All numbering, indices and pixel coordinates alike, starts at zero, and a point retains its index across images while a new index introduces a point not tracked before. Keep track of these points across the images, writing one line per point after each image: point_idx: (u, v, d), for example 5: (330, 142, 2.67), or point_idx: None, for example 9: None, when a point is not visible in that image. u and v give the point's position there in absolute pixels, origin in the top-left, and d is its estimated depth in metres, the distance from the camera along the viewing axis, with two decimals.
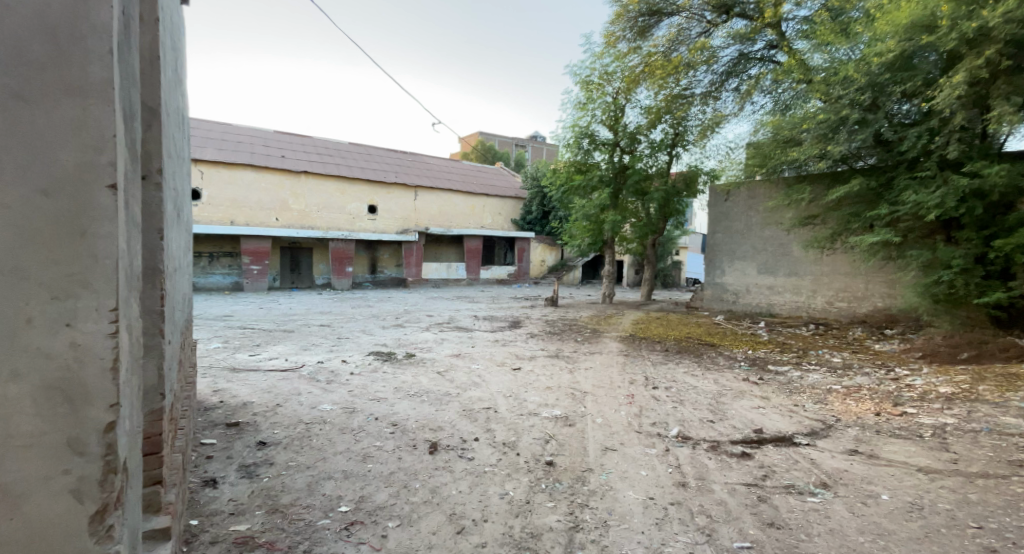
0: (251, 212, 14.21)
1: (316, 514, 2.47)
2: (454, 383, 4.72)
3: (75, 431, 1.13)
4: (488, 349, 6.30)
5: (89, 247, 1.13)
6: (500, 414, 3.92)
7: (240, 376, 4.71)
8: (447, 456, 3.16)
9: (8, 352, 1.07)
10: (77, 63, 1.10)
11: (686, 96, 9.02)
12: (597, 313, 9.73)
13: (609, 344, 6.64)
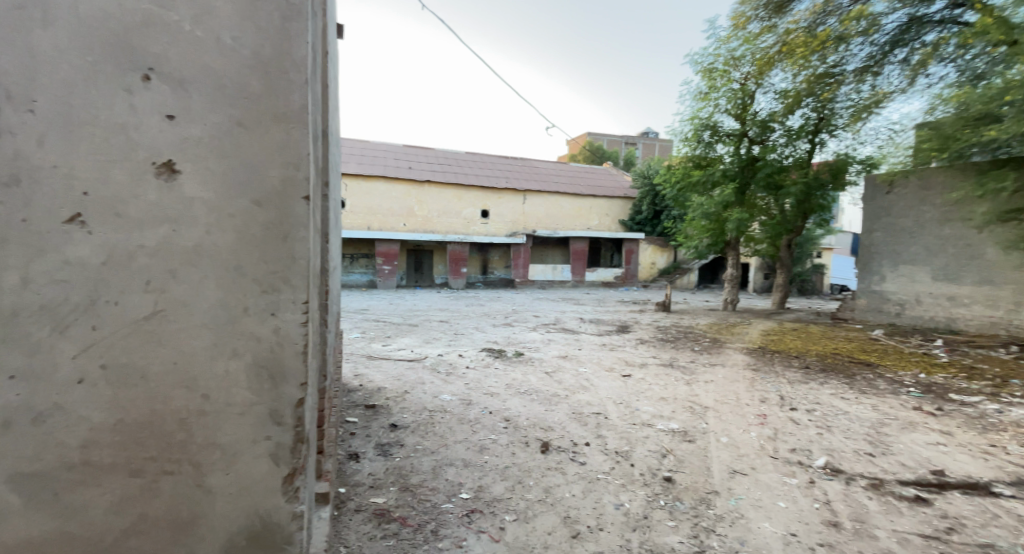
0: (384, 219, 15.71)
1: (441, 497, 2.63)
2: (563, 384, 4.70)
3: (274, 404, 1.34)
4: (597, 352, 6.14)
5: (290, 249, 1.33)
6: (611, 421, 3.79)
7: (375, 363, 5.24)
8: (560, 457, 3.15)
9: (230, 335, 1.30)
10: (284, 95, 1.30)
11: (835, 74, 7.53)
12: (721, 321, 9.00)
13: (734, 355, 6.08)
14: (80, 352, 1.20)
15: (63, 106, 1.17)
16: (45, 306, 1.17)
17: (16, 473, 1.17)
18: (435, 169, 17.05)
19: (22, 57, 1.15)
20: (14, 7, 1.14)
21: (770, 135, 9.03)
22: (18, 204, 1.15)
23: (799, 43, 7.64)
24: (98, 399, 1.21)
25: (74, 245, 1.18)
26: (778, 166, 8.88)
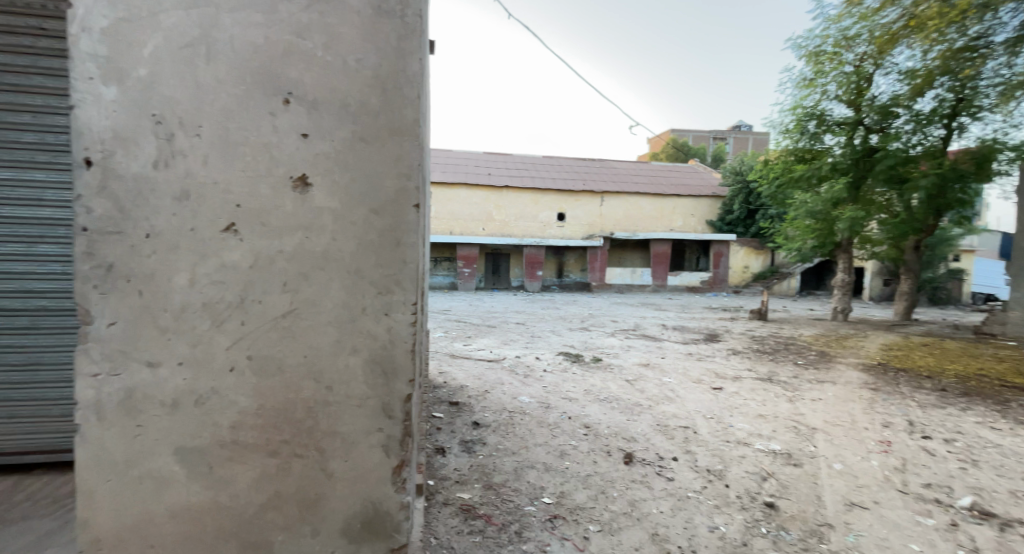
0: (464, 224, 16.20)
1: (524, 499, 2.64)
2: (645, 393, 4.45)
3: (386, 398, 1.44)
4: (682, 362, 5.76)
5: (402, 254, 1.42)
6: (701, 436, 3.51)
7: (457, 362, 5.39)
8: (644, 471, 2.99)
9: (350, 332, 1.41)
10: (399, 109, 1.39)
11: (978, 48, 6.37)
12: (829, 333, 8.11)
13: (846, 373, 5.44)
14: (231, 344, 1.37)
15: (220, 129, 1.33)
16: (206, 304, 1.35)
17: (181, 448, 1.36)
18: (514, 175, 17.20)
19: (189, 89, 1.31)
20: (181, 45, 1.30)
21: (893, 122, 7.95)
22: (186, 216, 1.33)
23: (926, 19, 6.53)
24: (244, 387, 1.37)
25: (228, 251, 1.35)
26: (903, 156, 7.74)
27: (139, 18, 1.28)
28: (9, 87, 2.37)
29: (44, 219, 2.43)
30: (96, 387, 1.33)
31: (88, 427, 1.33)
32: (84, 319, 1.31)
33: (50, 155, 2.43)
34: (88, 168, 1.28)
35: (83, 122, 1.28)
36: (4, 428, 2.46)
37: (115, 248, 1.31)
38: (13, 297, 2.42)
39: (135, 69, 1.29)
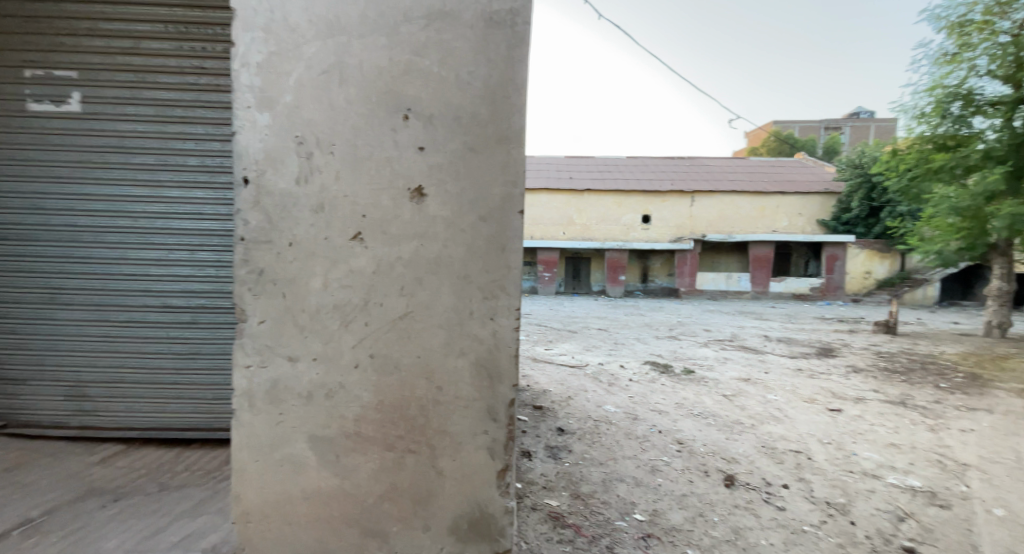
0: (544, 229, 14.92)
1: (614, 512, 2.53)
2: (747, 411, 3.95)
3: (492, 401, 1.48)
4: (792, 379, 5.02)
5: (508, 260, 1.45)
6: (817, 464, 3.13)
7: (539, 364, 5.10)
8: (749, 496, 2.74)
9: (459, 336, 1.47)
10: (507, 117, 1.43)
11: None
12: (981, 351, 6.91)
13: (1004, 401, 4.59)
14: (356, 343, 1.48)
15: (350, 146, 1.46)
16: (336, 306, 1.48)
17: (314, 436, 1.50)
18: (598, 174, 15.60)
19: (325, 112, 1.45)
20: (319, 72, 1.45)
21: None
22: (321, 226, 1.47)
23: None
24: (366, 383, 1.48)
25: (354, 258, 1.47)
26: None
27: (287, 51, 1.45)
28: (176, 119, 2.80)
29: (201, 230, 2.84)
30: (248, 377, 1.51)
31: (241, 413, 1.51)
32: (240, 318, 1.50)
33: (206, 175, 2.83)
34: (245, 185, 1.47)
35: (242, 146, 1.46)
36: (169, 407, 2.90)
37: (265, 255, 1.48)
38: (178, 297, 2.85)
39: (282, 97, 1.46)
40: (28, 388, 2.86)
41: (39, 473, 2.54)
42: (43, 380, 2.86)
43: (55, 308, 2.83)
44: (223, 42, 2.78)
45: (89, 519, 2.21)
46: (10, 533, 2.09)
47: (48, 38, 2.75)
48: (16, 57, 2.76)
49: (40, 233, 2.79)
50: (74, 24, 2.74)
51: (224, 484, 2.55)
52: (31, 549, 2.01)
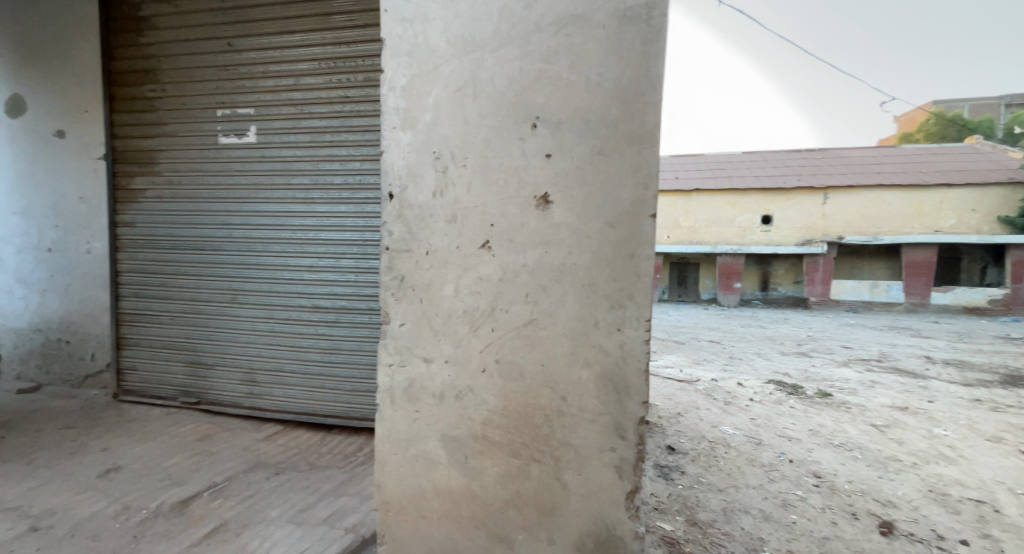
0: None
1: (738, 546, 2.26)
2: (907, 448, 3.34)
3: (620, 417, 1.42)
4: (965, 412, 4.16)
5: (637, 267, 1.39)
6: (1007, 518, 2.56)
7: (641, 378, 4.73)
8: (915, 547, 2.30)
9: (583, 345, 1.44)
10: (638, 117, 1.38)
11: None
12: None
13: None
14: (484, 348, 1.52)
15: (481, 157, 1.50)
16: (466, 311, 1.54)
17: (445, 435, 1.57)
18: (731, 167, 13.08)
19: (460, 126, 1.52)
20: (455, 89, 1.52)
21: None
22: (454, 235, 1.54)
23: None
24: (494, 388, 1.51)
25: (484, 265, 1.51)
26: None
27: (427, 72, 1.55)
28: (325, 143, 3.15)
29: (343, 240, 3.16)
30: (389, 375, 1.63)
31: (384, 407, 1.64)
32: (384, 320, 1.62)
33: (349, 191, 3.14)
34: (390, 199, 1.59)
35: (388, 163, 1.59)
36: (315, 396, 3.26)
37: (405, 263, 1.59)
38: (325, 299, 3.21)
39: (422, 115, 1.56)
40: (213, 373, 3.42)
41: (221, 445, 3.01)
42: (224, 367, 3.40)
43: (233, 307, 3.35)
44: (363, 72, 3.06)
45: (257, 489, 2.55)
46: (202, 494, 2.50)
47: (233, 83, 3.27)
48: (209, 100, 3.31)
49: (223, 244, 3.34)
50: (251, 69, 3.23)
51: (360, 469, 2.79)
52: (218, 509, 2.38)
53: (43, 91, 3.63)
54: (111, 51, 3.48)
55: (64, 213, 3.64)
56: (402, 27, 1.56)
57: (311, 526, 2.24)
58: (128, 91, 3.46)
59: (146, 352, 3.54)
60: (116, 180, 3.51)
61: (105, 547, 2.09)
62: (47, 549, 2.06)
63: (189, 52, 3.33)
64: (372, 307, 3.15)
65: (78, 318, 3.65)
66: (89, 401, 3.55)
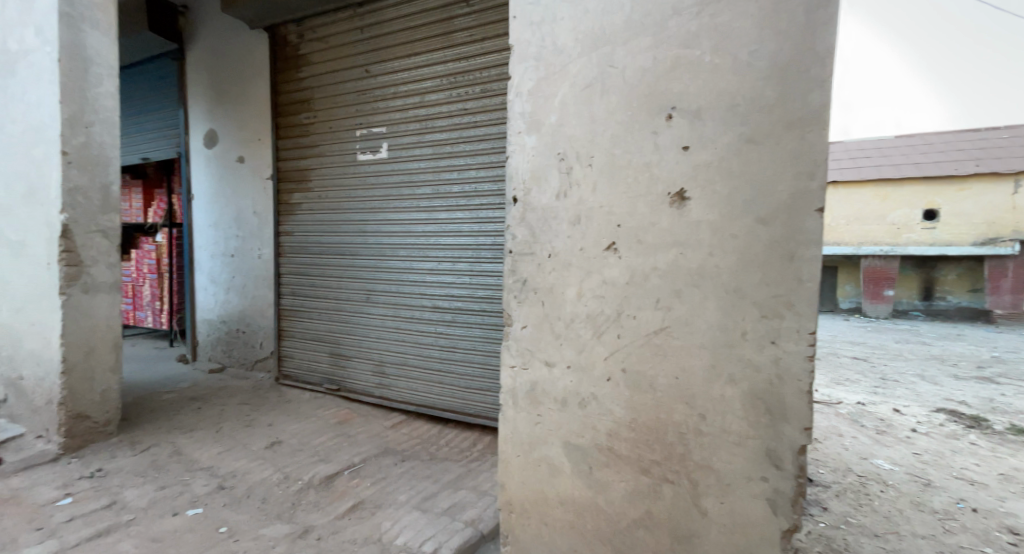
0: None
1: None
2: None
3: (773, 443, 1.25)
4: None
5: (797, 270, 1.22)
6: None
7: None
8: None
9: (727, 358, 1.29)
10: (799, 97, 1.20)
11: None
12: None
13: None
14: (610, 356, 1.44)
15: (609, 156, 1.43)
16: (591, 316, 1.47)
17: (569, 443, 1.52)
18: (867, 147, 10.77)
19: (586, 125, 1.46)
20: (583, 86, 1.47)
21: None
22: (578, 237, 1.49)
23: None
24: (620, 398, 1.43)
25: (610, 268, 1.44)
26: None
27: (554, 73, 1.52)
28: (446, 155, 3.28)
29: (459, 244, 3.26)
30: (512, 377, 1.62)
31: (507, 409, 1.64)
32: (507, 323, 1.62)
33: (464, 199, 3.23)
34: (514, 204, 1.59)
35: (513, 168, 1.59)
36: (436, 390, 3.41)
37: (528, 266, 1.57)
38: (444, 300, 3.35)
39: (548, 117, 1.53)
40: (351, 364, 3.76)
41: (356, 430, 3.28)
42: (359, 359, 3.73)
43: (367, 306, 3.66)
44: (480, 84, 3.13)
45: (387, 473, 2.73)
46: (343, 472, 2.74)
47: (369, 105, 3.56)
48: (350, 120, 3.64)
49: (359, 249, 3.66)
50: (383, 91, 3.49)
51: (476, 464, 2.86)
52: (356, 487, 2.59)
53: (229, 124, 4.30)
54: (274, 84, 4.00)
55: (243, 225, 4.28)
56: (530, 31, 1.56)
57: (435, 515, 2.33)
58: (287, 120, 3.96)
59: (299, 343, 4.01)
60: (279, 196, 4.03)
61: (270, 510, 2.37)
62: (229, 506, 2.39)
63: (334, 80, 3.70)
64: (485, 309, 3.20)
65: (251, 313, 4.27)
66: (259, 382, 4.13)
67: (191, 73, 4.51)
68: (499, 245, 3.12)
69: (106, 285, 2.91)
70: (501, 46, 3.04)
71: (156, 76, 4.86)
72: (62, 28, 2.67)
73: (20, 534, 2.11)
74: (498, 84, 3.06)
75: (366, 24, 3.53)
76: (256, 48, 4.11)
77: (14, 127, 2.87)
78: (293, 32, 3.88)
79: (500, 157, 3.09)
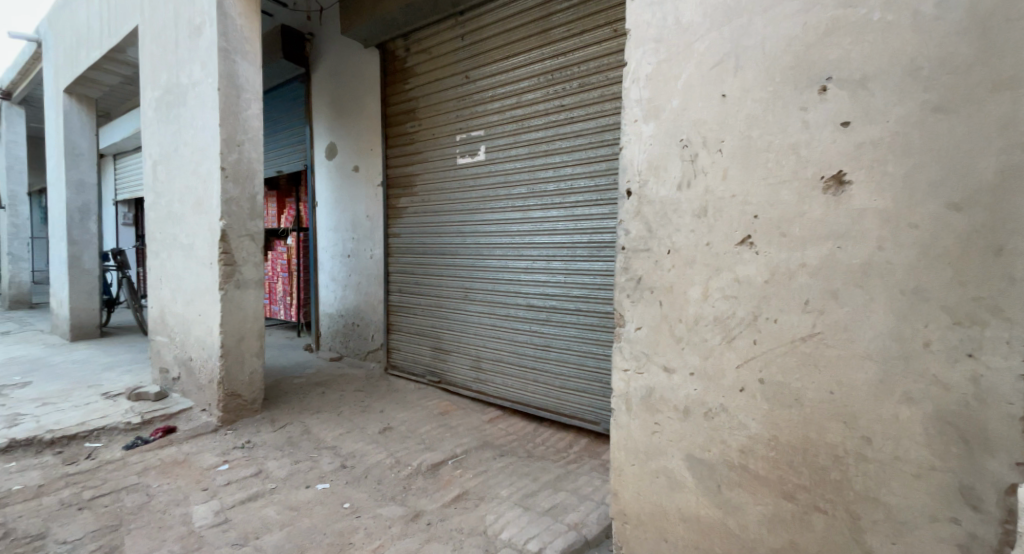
0: None
1: None
2: None
3: (968, 478, 1.04)
4: None
5: (1007, 266, 0.99)
6: None
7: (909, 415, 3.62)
8: None
9: (902, 373, 1.09)
10: (1012, 51, 0.98)
11: None
12: None
13: None
14: (742, 363, 1.30)
15: (743, 139, 1.28)
16: (719, 319, 1.33)
17: (692, 456, 1.39)
18: None
19: (715, 107, 1.33)
20: (713, 65, 1.33)
21: None
22: (703, 231, 1.36)
23: None
24: (756, 411, 1.28)
25: (744, 265, 1.29)
26: None
27: (677, 53, 1.40)
28: (542, 153, 3.23)
29: (555, 243, 3.20)
30: (625, 380, 1.53)
31: (620, 414, 1.55)
32: (621, 323, 1.53)
33: (560, 197, 3.16)
34: (628, 197, 1.50)
35: (627, 159, 1.50)
36: (531, 388, 3.38)
37: (644, 263, 1.47)
38: (538, 298, 3.30)
39: (669, 102, 1.42)
40: (450, 358, 3.87)
41: (457, 421, 3.37)
42: (457, 354, 3.83)
43: (465, 303, 3.74)
44: (577, 79, 3.03)
45: (488, 466, 2.76)
46: (448, 461, 2.82)
47: (468, 110, 3.63)
48: (451, 125, 3.75)
49: (458, 248, 3.75)
50: (482, 95, 3.54)
51: (575, 465, 2.78)
52: (460, 478, 2.64)
53: (346, 136, 4.65)
54: (385, 94, 4.24)
55: (358, 227, 4.62)
56: (649, 12, 1.45)
57: (537, 514, 2.29)
58: (395, 129, 4.19)
59: (405, 337, 4.22)
60: (388, 200, 4.28)
61: (386, 492, 2.51)
62: (350, 485, 2.57)
63: (436, 87, 3.83)
64: (580, 308, 3.10)
65: (365, 308, 4.59)
66: (370, 371, 4.41)
67: (315, 92, 4.95)
68: (596, 243, 3.00)
69: (253, 282, 3.28)
70: (600, 38, 2.91)
71: (289, 98, 5.40)
72: (220, 61, 3.04)
73: (189, 492, 2.44)
74: (596, 77, 2.94)
75: (467, 30, 3.60)
76: (370, 61, 4.39)
77: (185, 149, 3.35)
78: (401, 47, 4.08)
79: (596, 152, 2.97)
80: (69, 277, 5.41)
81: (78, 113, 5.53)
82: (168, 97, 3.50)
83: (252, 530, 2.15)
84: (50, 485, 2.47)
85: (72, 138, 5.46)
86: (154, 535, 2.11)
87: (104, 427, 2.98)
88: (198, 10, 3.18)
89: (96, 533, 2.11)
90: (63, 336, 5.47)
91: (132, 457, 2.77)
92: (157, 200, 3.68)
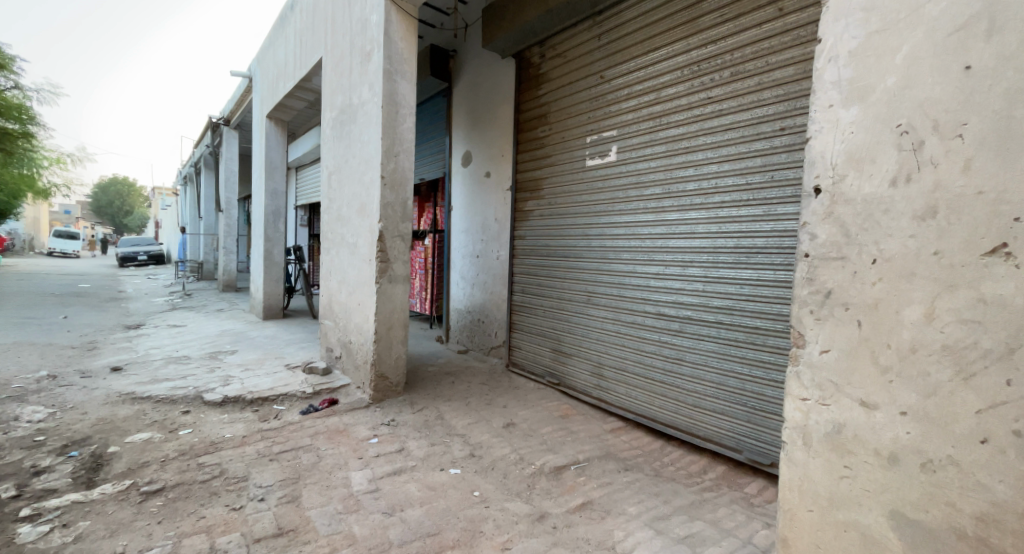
0: None
1: None
2: None
3: None
4: None
5: None
6: None
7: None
8: None
9: None
10: None
11: None
12: None
13: None
14: (986, 407, 1.06)
15: (999, 120, 1.04)
16: (950, 347, 1.10)
17: (899, 515, 1.17)
18: None
19: (954, 82, 1.10)
20: (953, 32, 1.10)
21: None
22: (928, 238, 1.13)
23: None
24: (1004, 470, 1.03)
25: (994, 282, 1.05)
26: None
27: (897, 22, 1.18)
28: (682, 150, 2.98)
29: (692, 247, 2.93)
30: (803, 411, 1.33)
31: (794, 449, 1.35)
32: (798, 343, 1.34)
33: (702, 197, 2.89)
34: (816, 196, 1.31)
35: (816, 152, 1.31)
36: (658, 401, 3.14)
37: (836, 274, 1.27)
38: (670, 306, 3.06)
39: (883, 80, 1.20)
40: (571, 362, 3.78)
41: (579, 426, 3.27)
42: (579, 359, 3.71)
43: (588, 308, 3.62)
44: (730, 67, 2.74)
45: (613, 479, 2.63)
46: (572, 467, 2.74)
47: (602, 110, 3.51)
48: (583, 125, 3.66)
49: (583, 251, 3.65)
50: (618, 95, 3.39)
51: (712, 494, 2.51)
52: (585, 486, 2.54)
53: (482, 141, 4.81)
54: (519, 99, 4.31)
55: (488, 229, 4.76)
56: None
57: (671, 540, 2.10)
58: (528, 134, 4.21)
59: (527, 337, 4.22)
60: (517, 204, 4.34)
61: (512, 487, 2.51)
62: (480, 474, 2.63)
63: (569, 89, 3.77)
64: (721, 321, 2.79)
65: (491, 307, 4.72)
66: (493, 366, 4.50)
67: (456, 103, 5.19)
68: (744, 248, 2.67)
69: (402, 277, 3.54)
70: (761, 19, 2.60)
71: (433, 111, 5.77)
72: (385, 81, 3.33)
73: (349, 459, 2.70)
74: (753, 63, 2.64)
75: (604, 29, 3.48)
76: (507, 66, 4.49)
77: (354, 161, 3.74)
78: (537, 54, 4.10)
79: (749, 146, 2.65)
80: (264, 266, 6.41)
81: (275, 133, 6.55)
82: (343, 116, 3.94)
83: (398, 503, 2.30)
84: (252, 437, 2.92)
85: (270, 153, 6.48)
86: (323, 492, 2.36)
87: (287, 392, 3.47)
88: (369, 38, 3.52)
89: (281, 483, 2.43)
90: (259, 315, 6.50)
91: (307, 422, 3.17)
92: (330, 205, 4.17)
